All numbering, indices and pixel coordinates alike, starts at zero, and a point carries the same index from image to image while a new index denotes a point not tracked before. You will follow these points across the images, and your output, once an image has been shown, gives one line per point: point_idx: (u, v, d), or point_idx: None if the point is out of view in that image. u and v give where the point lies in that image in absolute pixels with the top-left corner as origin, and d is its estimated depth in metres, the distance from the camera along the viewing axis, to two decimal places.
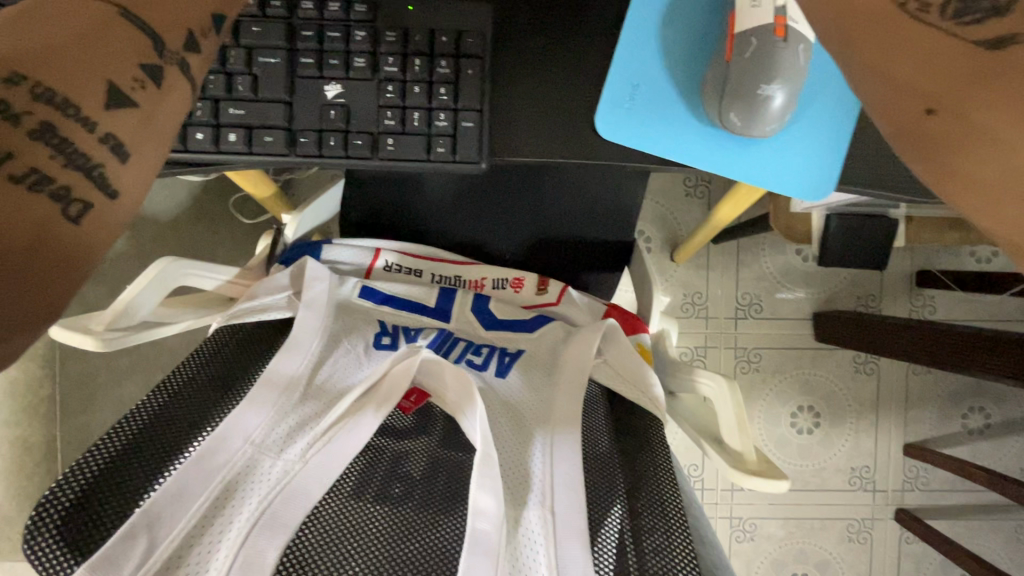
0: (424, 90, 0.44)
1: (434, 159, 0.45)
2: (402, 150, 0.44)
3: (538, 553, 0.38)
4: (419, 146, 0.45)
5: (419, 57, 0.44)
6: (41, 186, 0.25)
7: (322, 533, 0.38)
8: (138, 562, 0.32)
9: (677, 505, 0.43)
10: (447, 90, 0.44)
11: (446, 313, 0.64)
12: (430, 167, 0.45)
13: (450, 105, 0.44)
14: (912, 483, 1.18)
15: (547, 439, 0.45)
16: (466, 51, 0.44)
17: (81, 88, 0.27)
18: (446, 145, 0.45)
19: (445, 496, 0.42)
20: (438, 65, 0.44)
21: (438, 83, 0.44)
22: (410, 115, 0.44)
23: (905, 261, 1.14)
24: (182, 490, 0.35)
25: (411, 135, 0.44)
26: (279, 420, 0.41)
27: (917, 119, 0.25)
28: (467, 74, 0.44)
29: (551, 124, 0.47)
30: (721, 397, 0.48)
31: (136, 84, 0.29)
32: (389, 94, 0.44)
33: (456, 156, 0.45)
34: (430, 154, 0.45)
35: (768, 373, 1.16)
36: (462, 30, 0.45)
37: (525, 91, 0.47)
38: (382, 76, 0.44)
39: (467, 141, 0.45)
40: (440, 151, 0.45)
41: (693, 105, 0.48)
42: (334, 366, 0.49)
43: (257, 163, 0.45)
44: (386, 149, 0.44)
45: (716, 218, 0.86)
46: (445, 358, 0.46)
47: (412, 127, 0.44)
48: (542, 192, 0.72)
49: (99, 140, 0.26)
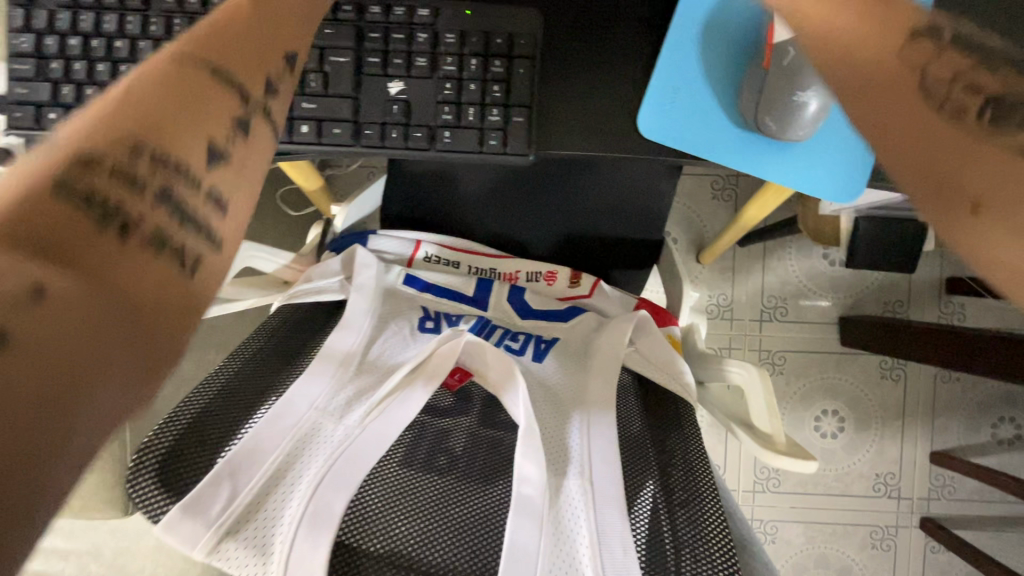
0: (479, 87, 0.48)
1: (487, 151, 0.48)
2: (457, 143, 0.48)
3: (579, 518, 0.40)
4: (473, 139, 0.48)
5: (475, 57, 0.48)
6: (164, 245, 0.26)
7: (375, 495, 0.40)
8: (222, 506, 0.36)
9: (709, 484, 0.45)
10: (500, 87, 0.48)
11: (483, 302, 0.67)
12: (482, 158, 0.49)
13: (503, 101, 0.48)
14: (938, 492, 1.17)
15: (584, 418, 0.47)
16: (517, 51, 0.48)
17: (187, 147, 0.28)
18: (498, 138, 0.48)
19: (487, 469, 0.44)
20: (493, 64, 0.48)
21: (491, 82, 0.48)
22: (464, 110, 0.48)
23: (934, 267, 1.13)
24: (258, 445, 0.38)
25: (465, 129, 0.48)
26: (338, 390, 0.45)
27: (967, 209, 0.28)
28: (518, 73, 0.48)
29: (595, 121, 0.51)
30: (752, 385, 0.50)
31: (229, 138, 0.30)
32: (447, 91, 0.48)
33: (506, 148, 0.48)
34: (482, 146, 0.48)
35: (792, 376, 1.16)
36: (515, 33, 0.48)
37: (571, 90, 0.50)
38: (440, 75, 0.48)
39: (517, 135, 0.48)
40: (492, 143, 0.48)
41: (729, 108, 0.51)
42: (384, 345, 0.52)
43: (323, 153, 0.49)
44: (443, 141, 0.48)
45: (744, 219, 0.88)
46: (487, 341, 0.49)
47: (467, 121, 0.48)
48: (576, 189, 0.75)
49: (206, 198, 0.28)
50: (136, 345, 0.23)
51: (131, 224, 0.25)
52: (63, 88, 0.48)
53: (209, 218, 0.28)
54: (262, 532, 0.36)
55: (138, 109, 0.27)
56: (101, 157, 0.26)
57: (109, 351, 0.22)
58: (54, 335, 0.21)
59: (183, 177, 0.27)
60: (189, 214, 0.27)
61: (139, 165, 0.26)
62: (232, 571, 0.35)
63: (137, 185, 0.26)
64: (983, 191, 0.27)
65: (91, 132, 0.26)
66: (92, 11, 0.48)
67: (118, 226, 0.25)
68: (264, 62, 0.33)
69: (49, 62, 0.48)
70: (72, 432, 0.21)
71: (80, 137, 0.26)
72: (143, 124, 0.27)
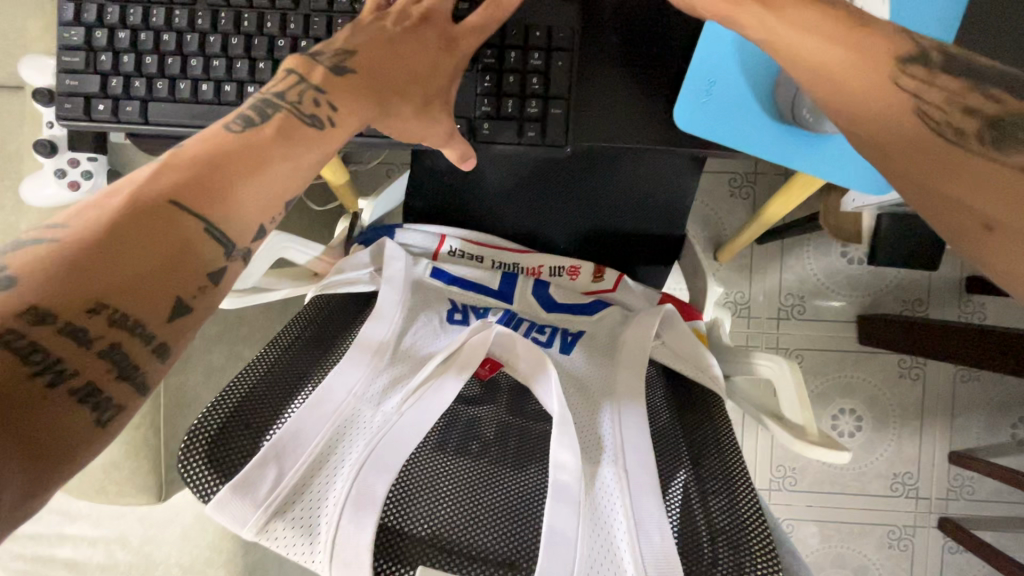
0: (519, 80, 0.52)
1: (525, 142, 0.53)
2: (497, 133, 0.53)
3: (614, 503, 0.41)
4: (512, 130, 0.53)
5: (514, 50, 0.53)
6: (90, 398, 0.30)
7: (415, 478, 0.41)
8: (269, 487, 0.36)
9: (741, 472, 0.45)
10: (539, 81, 0.52)
11: (508, 295, 0.68)
12: (521, 148, 0.54)
13: (542, 93, 0.53)
14: (957, 492, 1.16)
15: (614, 410, 0.48)
16: (555, 44, 0.52)
17: (149, 306, 0.32)
18: (535, 130, 0.53)
19: (520, 455, 0.45)
20: (532, 57, 0.52)
21: (531, 74, 0.52)
22: (504, 102, 0.53)
23: (954, 266, 1.13)
24: (301, 430, 0.39)
25: (505, 120, 0.53)
26: (374, 377, 0.46)
27: (981, 233, 0.32)
28: (556, 65, 0.52)
29: (628, 111, 0.54)
30: (784, 377, 0.50)
31: (197, 292, 0.35)
32: (488, 84, 0.53)
33: (544, 139, 0.53)
34: (522, 138, 0.54)
35: (809, 374, 1.16)
36: (554, 26, 0.52)
37: (604, 81, 0.54)
38: (482, 67, 0.53)
39: (556, 127, 0.53)
40: (530, 135, 0.53)
41: (763, 100, 0.51)
42: (415, 336, 0.53)
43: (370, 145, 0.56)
44: (484, 132, 0.54)
45: (766, 216, 0.87)
46: (516, 333, 0.50)
47: (507, 112, 0.53)
48: (599, 184, 0.75)
49: (151, 348, 0.33)
50: (36, 469, 0.27)
51: (65, 376, 0.30)
52: (112, 79, 0.56)
53: (149, 364, 0.33)
54: (309, 513, 0.37)
55: (100, 256, 0.32)
56: (59, 313, 0.30)
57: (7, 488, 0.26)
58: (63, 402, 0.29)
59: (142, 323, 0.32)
60: (126, 365, 0.32)
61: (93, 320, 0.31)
62: (281, 550, 0.36)
63: (88, 341, 0.30)
64: (1003, 214, 0.31)
65: (60, 274, 0.30)
66: (141, 5, 0.56)
67: (49, 379, 0.29)
68: (255, 215, 0.39)
69: (103, 58, 0.56)
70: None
71: (48, 284, 0.30)
72: (106, 268, 0.32)
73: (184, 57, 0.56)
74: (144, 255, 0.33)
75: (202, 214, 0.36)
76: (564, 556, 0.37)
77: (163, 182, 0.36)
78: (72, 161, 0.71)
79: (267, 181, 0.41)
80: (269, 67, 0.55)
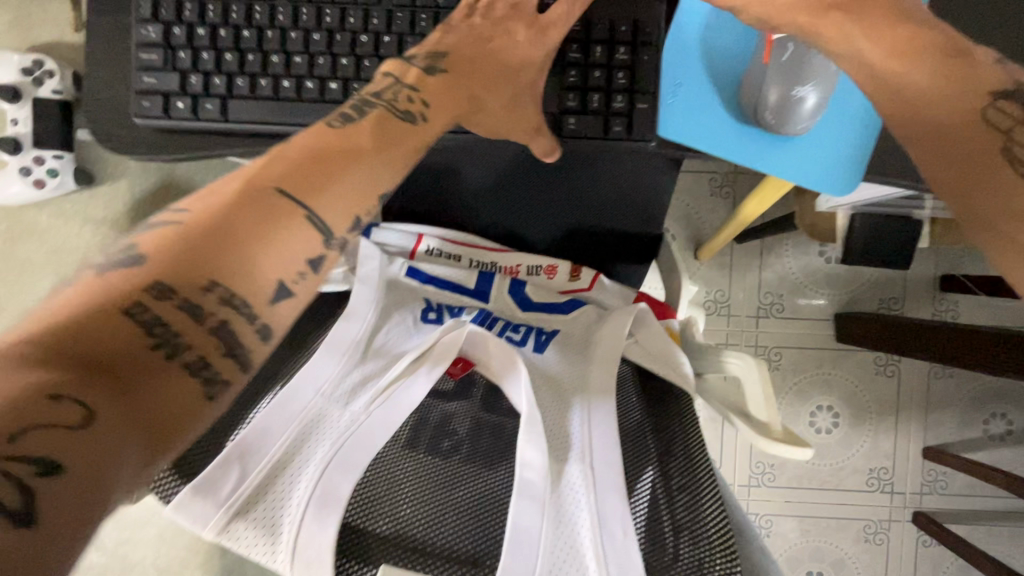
0: (605, 74, 0.53)
1: (611, 136, 0.54)
2: (584, 128, 0.54)
3: (579, 500, 0.41)
4: (599, 126, 0.54)
5: (599, 45, 0.53)
6: (201, 372, 0.31)
7: (382, 477, 0.41)
8: (232, 487, 0.36)
9: (706, 469, 0.46)
10: (625, 74, 0.53)
11: (485, 294, 0.69)
12: (606, 143, 0.54)
13: (627, 87, 0.53)
14: (931, 486, 1.18)
15: (585, 406, 0.48)
16: (641, 38, 0.53)
17: (251, 283, 0.33)
18: (622, 124, 0.53)
19: (490, 453, 0.45)
20: (618, 52, 0.53)
21: (617, 68, 0.53)
22: (589, 97, 0.54)
23: (928, 265, 1.15)
24: (266, 429, 0.39)
25: (591, 116, 0.54)
26: (344, 375, 0.46)
27: None
28: (642, 59, 0.53)
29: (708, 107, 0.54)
30: (750, 374, 0.51)
31: (298, 277, 0.35)
32: (573, 78, 0.54)
33: (630, 133, 0.53)
34: (607, 133, 0.54)
35: (788, 371, 1.17)
36: (639, 21, 0.53)
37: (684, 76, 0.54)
38: (567, 62, 0.54)
39: (642, 121, 0.53)
40: (617, 129, 0.53)
41: (727, 103, 0.53)
42: (387, 335, 0.53)
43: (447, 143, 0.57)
44: (569, 127, 0.54)
45: (742, 215, 0.89)
46: (490, 334, 0.50)
47: (591, 108, 0.54)
48: (579, 182, 0.75)
49: (256, 329, 0.33)
50: (155, 443, 0.28)
51: (180, 350, 0.30)
52: (191, 76, 0.55)
53: (250, 342, 0.32)
54: (272, 513, 0.37)
55: (213, 239, 0.32)
56: (180, 288, 0.31)
57: (127, 454, 0.27)
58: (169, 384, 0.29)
59: (241, 312, 0.32)
60: (233, 342, 0.32)
61: (208, 299, 0.31)
62: (243, 550, 0.36)
63: (202, 316, 0.31)
64: None
65: (180, 251, 0.32)
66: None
67: (167, 350, 0.30)
68: (351, 205, 0.39)
69: (177, 50, 0.55)
70: (105, 505, 0.26)
71: (170, 260, 0.31)
72: (215, 257, 0.32)
73: (239, 54, 0.55)
74: (250, 238, 0.33)
75: (304, 202, 0.36)
76: (527, 554, 0.37)
77: (274, 171, 0.36)
78: (38, 159, 0.79)
79: (365, 171, 0.40)
80: (350, 62, 0.54)
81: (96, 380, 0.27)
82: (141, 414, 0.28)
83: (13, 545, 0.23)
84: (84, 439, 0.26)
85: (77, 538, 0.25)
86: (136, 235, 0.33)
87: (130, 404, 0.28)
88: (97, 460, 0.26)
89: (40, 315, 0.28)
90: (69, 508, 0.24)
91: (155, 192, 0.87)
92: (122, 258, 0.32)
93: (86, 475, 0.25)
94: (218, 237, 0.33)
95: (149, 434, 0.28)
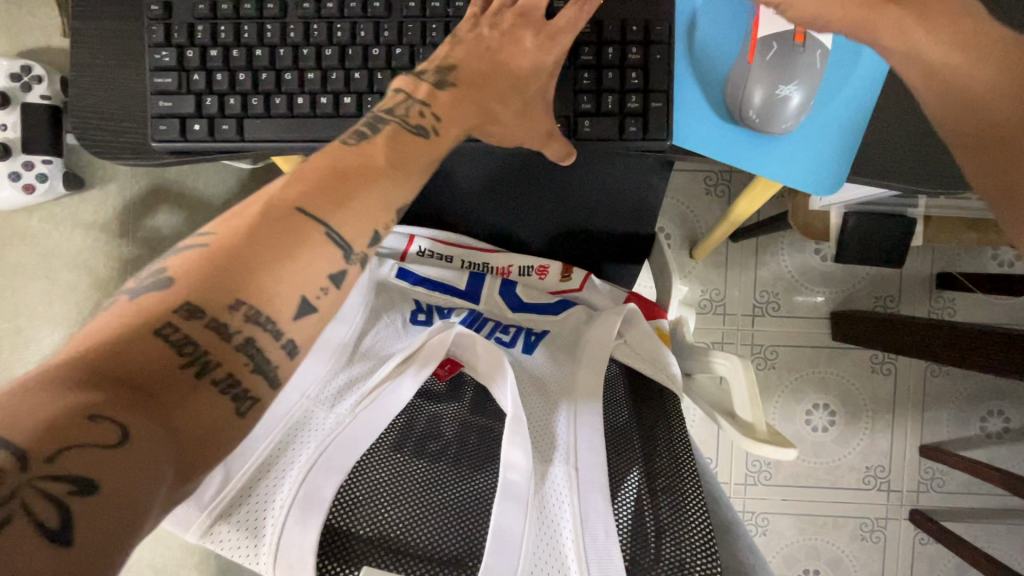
0: (618, 75, 0.52)
1: (626, 137, 0.52)
2: (597, 128, 0.53)
3: (563, 502, 0.41)
4: (613, 126, 0.53)
5: (611, 46, 0.52)
6: (230, 390, 0.30)
7: (367, 479, 0.41)
8: (215, 491, 0.37)
9: (691, 469, 0.46)
10: (638, 75, 0.52)
11: (475, 296, 0.68)
12: (622, 144, 0.53)
13: (641, 88, 0.52)
14: (928, 484, 1.18)
15: (571, 411, 0.48)
16: (654, 38, 0.52)
17: (274, 303, 0.31)
18: (637, 125, 0.52)
19: (476, 456, 0.45)
20: (630, 52, 0.52)
21: (629, 68, 0.52)
22: (603, 98, 0.53)
23: (925, 262, 1.15)
24: (250, 432, 0.40)
25: (604, 116, 0.53)
26: (330, 379, 0.46)
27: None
28: (656, 58, 0.52)
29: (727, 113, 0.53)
30: (737, 374, 0.51)
31: (320, 293, 0.33)
32: (585, 80, 0.52)
33: (646, 135, 0.52)
34: (622, 134, 0.53)
35: (784, 369, 1.17)
36: (650, 20, 0.52)
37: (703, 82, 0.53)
38: (579, 64, 0.53)
39: (656, 121, 0.52)
40: (631, 130, 0.52)
41: (716, 106, 0.53)
42: (375, 337, 0.54)
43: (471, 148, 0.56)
44: (584, 129, 0.53)
45: (735, 214, 0.89)
46: (478, 335, 0.50)
47: (606, 109, 0.53)
48: (569, 184, 0.75)
49: (280, 345, 0.32)
50: (185, 465, 0.27)
51: (210, 368, 0.29)
52: (206, 98, 0.55)
53: (277, 359, 0.31)
54: (255, 515, 0.37)
55: (231, 264, 0.31)
56: (207, 309, 0.30)
57: (159, 474, 0.26)
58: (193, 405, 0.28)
59: (266, 329, 0.31)
60: (260, 358, 0.31)
61: (235, 317, 0.30)
62: (226, 551, 0.36)
63: (229, 335, 0.30)
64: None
65: (205, 273, 0.31)
66: (229, 21, 0.55)
67: (197, 369, 0.29)
68: (371, 218, 0.37)
69: (191, 74, 0.55)
70: (137, 528, 0.24)
71: (197, 284, 0.30)
72: (235, 277, 0.31)
73: (253, 72, 0.55)
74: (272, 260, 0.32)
75: (323, 218, 0.34)
76: (509, 554, 0.37)
77: (291, 190, 0.35)
78: (27, 164, 0.80)
79: (383, 183, 0.38)
80: (361, 75, 0.54)
81: (132, 400, 0.26)
82: (170, 434, 0.27)
83: (48, 567, 0.22)
84: (118, 456, 0.25)
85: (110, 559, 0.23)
86: (164, 259, 0.33)
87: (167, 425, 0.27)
88: (129, 479, 0.24)
89: (75, 342, 0.28)
90: (101, 529, 0.23)
91: (148, 194, 0.88)
92: (152, 283, 0.31)
93: (119, 496, 0.24)
94: (238, 256, 0.31)
95: (179, 457, 0.27)
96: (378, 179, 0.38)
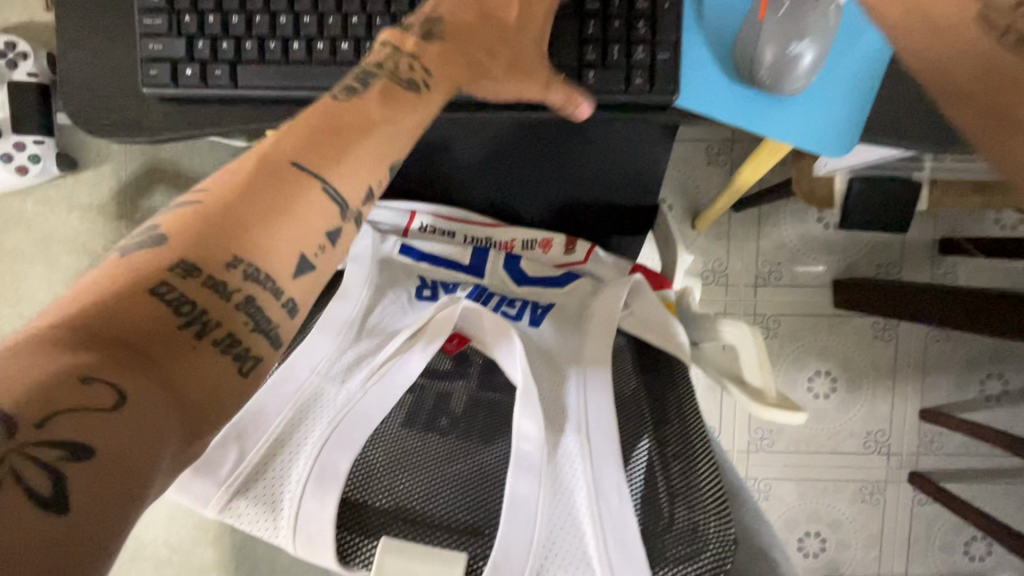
0: (625, 25, 0.50)
1: (632, 90, 0.51)
2: (603, 81, 0.51)
3: (576, 471, 0.41)
4: (620, 79, 0.51)
5: None
6: (232, 348, 0.30)
7: (380, 453, 0.41)
8: (231, 468, 0.37)
9: (701, 436, 0.46)
10: (644, 50, 0.50)
11: (480, 270, 0.67)
12: (628, 97, 0.52)
13: (647, 39, 0.51)
14: (926, 447, 1.20)
15: (580, 374, 0.49)
16: None
17: (273, 262, 0.32)
18: (643, 77, 0.51)
19: (487, 429, 0.45)
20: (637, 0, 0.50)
21: (636, 18, 0.51)
22: (609, 49, 0.51)
23: (926, 228, 1.14)
24: (263, 409, 0.40)
25: (611, 69, 0.51)
26: (339, 355, 0.46)
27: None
28: (663, 8, 0.50)
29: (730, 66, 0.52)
30: (746, 343, 0.51)
31: (319, 250, 0.34)
32: (591, 29, 0.51)
33: (652, 87, 0.51)
34: (628, 86, 0.51)
35: (786, 338, 1.18)
36: None
37: (703, 33, 0.52)
38: (584, 14, 0.51)
39: (663, 74, 0.51)
40: (638, 82, 0.51)
41: (725, 66, 0.52)
42: (381, 314, 0.53)
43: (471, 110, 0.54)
44: (588, 81, 0.51)
45: (738, 182, 0.87)
46: (485, 307, 0.48)
47: (612, 61, 0.51)
48: (573, 156, 0.74)
49: (282, 303, 0.32)
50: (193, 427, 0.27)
51: (209, 328, 0.30)
52: (198, 42, 0.53)
53: (278, 318, 0.32)
54: (272, 489, 0.37)
55: (225, 221, 0.31)
56: (201, 266, 0.30)
57: (167, 439, 0.26)
58: (192, 368, 0.28)
59: (265, 289, 0.32)
60: (260, 317, 0.31)
61: (231, 275, 0.31)
62: (245, 526, 0.36)
63: (227, 293, 0.31)
64: None
65: (199, 227, 0.31)
66: None
67: (195, 328, 0.29)
68: (367, 176, 0.37)
69: (182, 16, 0.53)
70: (148, 486, 0.25)
71: (190, 239, 0.31)
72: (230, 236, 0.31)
73: (248, 16, 0.53)
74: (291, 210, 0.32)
75: (321, 174, 0.35)
76: (524, 521, 0.37)
77: (283, 145, 0.35)
78: (17, 146, 0.79)
79: (378, 139, 0.38)
80: (360, 21, 0.53)
81: (130, 362, 0.27)
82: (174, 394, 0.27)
83: (51, 532, 0.22)
84: (118, 419, 0.25)
85: (109, 524, 0.23)
86: (157, 216, 0.33)
87: (169, 386, 0.27)
88: (131, 441, 0.25)
89: (63, 302, 0.27)
90: (102, 494, 0.23)
91: (143, 175, 0.86)
92: (144, 239, 0.31)
93: (121, 459, 0.24)
94: (230, 215, 0.32)
95: (185, 422, 0.27)
96: (374, 138, 0.38)
